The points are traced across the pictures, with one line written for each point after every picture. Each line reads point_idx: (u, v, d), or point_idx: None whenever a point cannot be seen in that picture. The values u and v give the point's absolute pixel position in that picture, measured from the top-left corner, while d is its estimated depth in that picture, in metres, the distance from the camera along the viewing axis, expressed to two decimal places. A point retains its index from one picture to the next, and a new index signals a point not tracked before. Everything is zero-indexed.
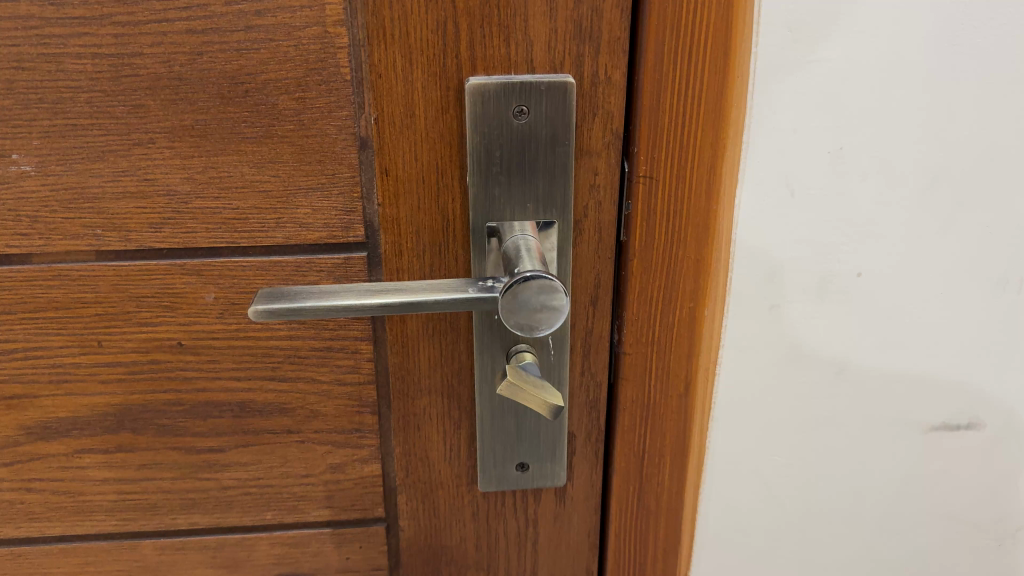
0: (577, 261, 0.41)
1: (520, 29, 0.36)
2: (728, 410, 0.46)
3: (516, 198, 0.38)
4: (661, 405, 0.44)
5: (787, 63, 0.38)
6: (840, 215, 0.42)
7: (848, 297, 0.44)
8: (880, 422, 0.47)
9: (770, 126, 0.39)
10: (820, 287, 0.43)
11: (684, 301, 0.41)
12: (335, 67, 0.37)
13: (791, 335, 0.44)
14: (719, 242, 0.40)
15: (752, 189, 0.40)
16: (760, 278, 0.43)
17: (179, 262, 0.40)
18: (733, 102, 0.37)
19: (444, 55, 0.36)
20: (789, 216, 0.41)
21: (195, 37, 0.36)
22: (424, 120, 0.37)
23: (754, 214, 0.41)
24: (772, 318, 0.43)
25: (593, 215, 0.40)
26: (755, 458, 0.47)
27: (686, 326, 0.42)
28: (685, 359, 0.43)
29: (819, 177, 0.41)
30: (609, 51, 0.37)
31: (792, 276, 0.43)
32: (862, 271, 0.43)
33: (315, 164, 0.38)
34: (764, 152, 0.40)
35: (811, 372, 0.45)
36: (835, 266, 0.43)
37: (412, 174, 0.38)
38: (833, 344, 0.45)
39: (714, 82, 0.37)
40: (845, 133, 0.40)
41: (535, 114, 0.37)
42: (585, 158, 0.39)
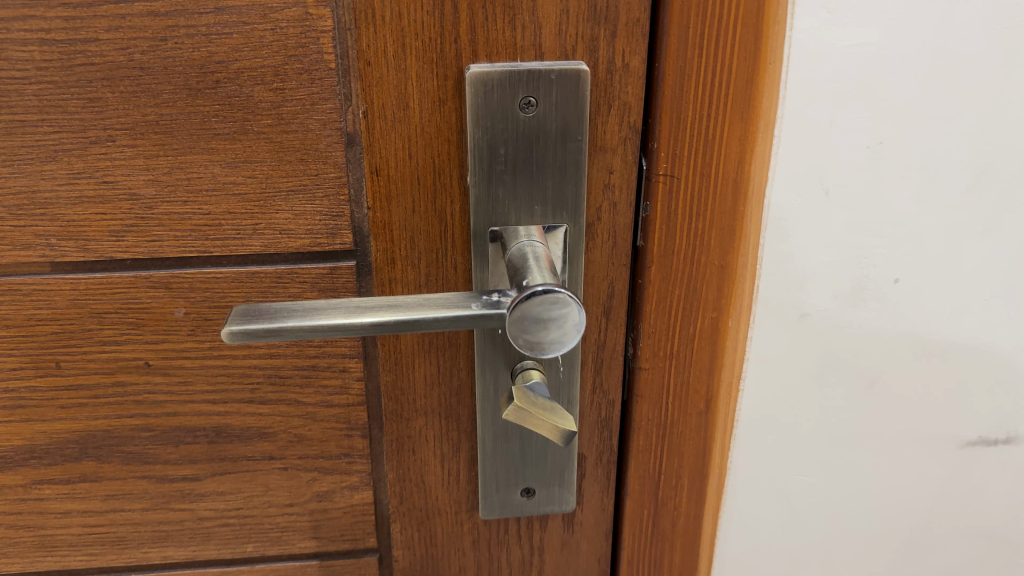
0: (590, 269, 0.37)
1: (527, 10, 0.32)
2: (751, 429, 0.42)
3: (523, 200, 0.35)
4: (680, 423, 0.41)
5: (824, 47, 0.34)
6: (878, 217, 0.38)
7: (883, 306, 0.40)
8: (913, 440, 0.43)
9: (804, 118, 0.35)
10: (854, 294, 0.39)
11: (706, 311, 0.38)
12: (317, 53, 0.32)
13: (820, 347, 0.40)
14: (746, 246, 0.37)
15: (782, 189, 0.36)
16: (789, 286, 0.39)
17: (144, 275, 0.35)
18: (765, 91, 0.34)
19: (442, 39, 0.32)
20: (822, 218, 0.37)
21: (157, 21, 0.31)
22: (418, 112, 0.33)
23: (784, 217, 0.37)
24: (801, 330, 0.40)
25: (607, 217, 0.36)
26: (780, 479, 0.43)
27: (707, 338, 0.39)
28: (706, 374, 0.39)
29: (856, 175, 0.36)
30: (628, 35, 0.33)
31: (824, 282, 0.39)
32: (899, 276, 0.39)
33: (296, 163, 0.34)
34: (796, 147, 0.36)
35: (842, 386, 0.41)
36: (870, 272, 0.39)
37: (406, 174, 0.34)
38: (865, 356, 0.41)
39: (743, 69, 0.33)
40: (885, 125, 0.36)
41: (544, 106, 0.33)
42: (599, 154, 0.35)
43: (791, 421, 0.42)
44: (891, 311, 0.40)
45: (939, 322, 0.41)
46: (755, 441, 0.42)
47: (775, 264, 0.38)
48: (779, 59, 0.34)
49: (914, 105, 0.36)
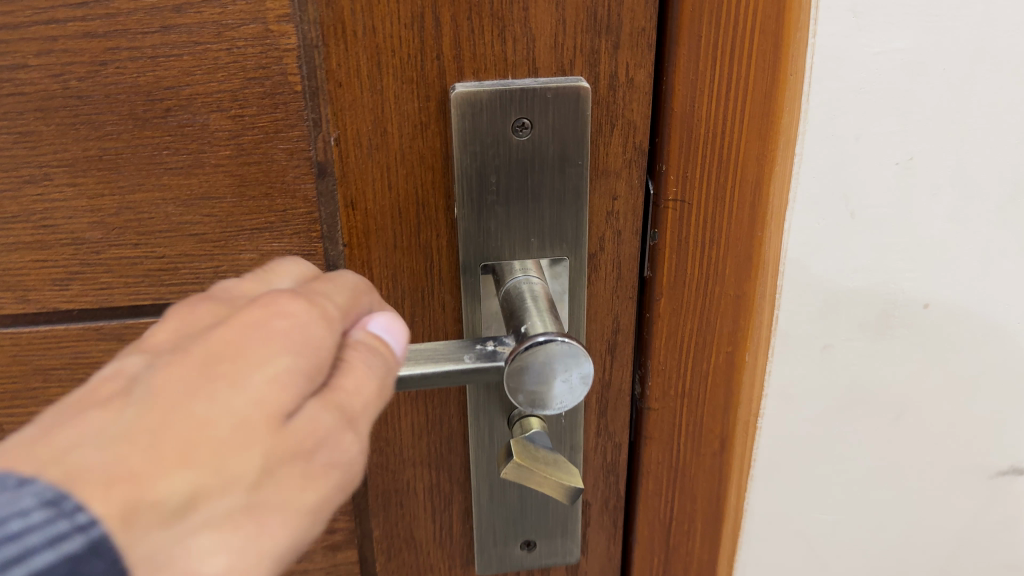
0: (593, 303, 0.34)
1: (518, 21, 0.28)
2: (768, 468, 0.38)
3: (517, 233, 0.31)
4: (693, 465, 0.37)
5: (849, 56, 0.30)
6: (906, 239, 0.34)
7: (912, 333, 0.36)
8: (945, 473, 0.40)
9: (827, 135, 0.32)
10: (880, 323, 0.36)
11: (720, 346, 0.35)
12: (281, 74, 0.28)
13: (844, 379, 0.37)
14: (764, 275, 0.33)
15: (803, 213, 0.33)
16: (813, 315, 0.35)
17: (94, 326, 0.31)
18: (785, 107, 0.30)
19: (422, 56, 0.28)
20: (847, 241, 0.34)
21: (96, 43, 0.27)
22: (397, 138, 0.29)
23: (805, 241, 0.33)
24: (824, 363, 0.36)
25: (611, 247, 0.33)
26: (800, 517, 0.40)
27: (722, 376, 0.35)
28: (721, 415, 0.36)
29: (884, 194, 0.33)
30: (632, 46, 0.29)
31: (850, 310, 0.35)
32: (929, 301, 0.36)
33: (260, 198, 0.30)
34: (819, 165, 0.32)
35: (866, 418, 0.38)
36: (897, 297, 0.35)
37: (385, 207, 0.31)
38: (891, 386, 0.38)
39: (762, 81, 0.30)
40: (915, 139, 0.32)
41: (540, 129, 0.30)
42: (600, 179, 0.31)
43: (813, 458, 0.39)
44: (922, 339, 0.37)
45: (975, 347, 0.37)
46: (775, 483, 0.39)
47: (797, 293, 0.34)
48: (801, 70, 0.30)
49: (947, 117, 0.32)
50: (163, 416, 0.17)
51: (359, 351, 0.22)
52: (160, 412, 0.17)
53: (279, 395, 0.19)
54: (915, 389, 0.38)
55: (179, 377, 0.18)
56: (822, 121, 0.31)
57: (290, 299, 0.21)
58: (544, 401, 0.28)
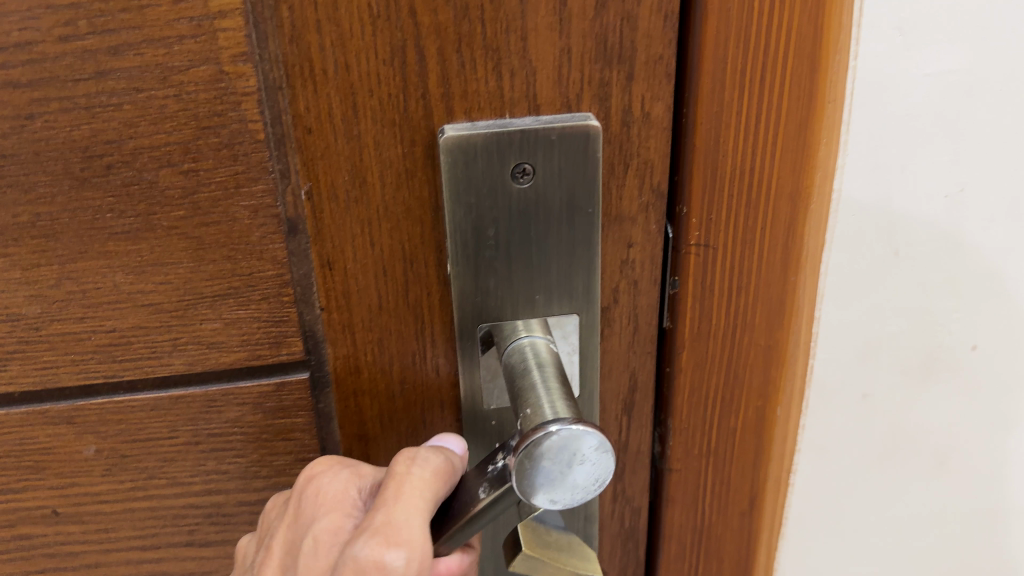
0: (605, 361, 0.30)
1: (515, 52, 0.24)
2: (800, 523, 0.35)
3: (521, 290, 0.27)
4: (718, 525, 0.33)
5: (897, 79, 0.27)
6: (955, 277, 0.31)
7: (958, 377, 0.33)
8: (986, 520, 0.37)
9: (868, 167, 0.28)
10: (923, 368, 0.32)
11: (750, 401, 0.31)
12: (240, 121, 0.24)
13: (884, 428, 0.33)
14: (798, 323, 0.30)
15: (842, 253, 0.29)
16: (852, 361, 0.32)
17: (40, 409, 0.28)
18: (822, 139, 0.27)
19: (406, 95, 0.24)
20: (889, 282, 0.30)
21: (20, 94, 0.23)
22: (379, 189, 0.25)
23: (843, 284, 0.30)
24: (863, 412, 0.33)
25: (626, 298, 0.29)
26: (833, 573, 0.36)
27: (752, 432, 0.31)
28: (750, 473, 0.32)
29: (931, 231, 0.30)
30: (648, 76, 0.25)
31: (892, 354, 0.32)
32: (977, 343, 0.32)
33: (221, 261, 0.26)
34: (860, 202, 0.28)
35: (909, 467, 0.34)
36: (944, 340, 0.32)
37: (367, 265, 0.27)
38: (936, 433, 0.34)
39: (796, 112, 0.26)
40: (966, 170, 0.29)
41: (543, 175, 0.26)
42: (611, 226, 0.27)
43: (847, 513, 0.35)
44: (968, 383, 0.33)
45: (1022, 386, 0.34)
46: (805, 539, 0.35)
47: (833, 339, 0.31)
48: (839, 98, 0.26)
49: (1002, 142, 0.29)
50: None
51: (406, 505, 0.25)
52: None
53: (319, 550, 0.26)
54: (960, 437, 0.34)
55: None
56: (864, 154, 0.28)
57: (330, 496, 0.26)
58: (576, 487, 0.24)
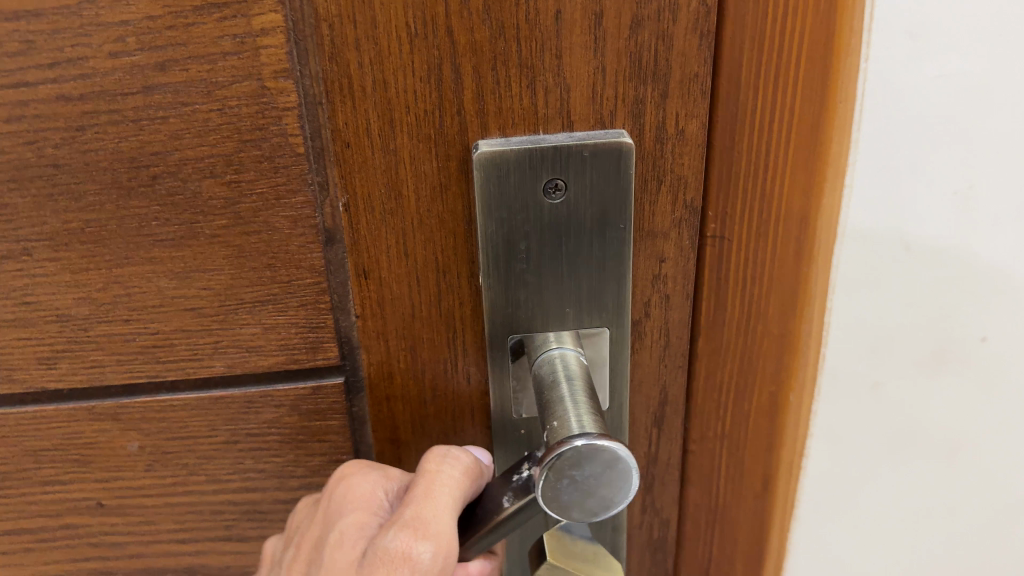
0: (636, 374, 0.30)
1: (550, 69, 0.25)
2: (815, 547, 0.31)
3: (552, 303, 0.27)
4: (733, 510, 0.32)
5: (910, 78, 0.24)
6: (979, 278, 0.27)
7: (987, 391, 0.29)
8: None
9: (875, 159, 0.25)
10: (946, 380, 0.29)
11: (763, 386, 0.29)
12: (280, 135, 0.25)
13: (903, 447, 0.30)
14: (812, 321, 0.27)
15: (854, 254, 0.27)
16: (864, 372, 0.29)
17: (86, 405, 0.29)
18: (834, 136, 0.25)
19: (441, 111, 0.25)
20: (906, 285, 0.27)
21: (71, 107, 0.24)
22: (414, 201, 0.26)
23: (852, 285, 0.27)
24: (876, 427, 0.29)
25: (657, 312, 0.29)
26: None
27: (764, 425, 0.29)
28: (762, 475, 0.30)
29: (950, 228, 0.26)
30: (683, 93, 0.26)
31: (908, 364, 0.28)
32: (1003, 350, 0.29)
33: (261, 269, 0.27)
34: (866, 196, 0.26)
35: (936, 493, 0.31)
36: (970, 349, 0.28)
37: (401, 275, 0.27)
38: (964, 454, 0.30)
39: (812, 128, 0.25)
40: (989, 159, 0.26)
41: (575, 191, 0.26)
42: (644, 241, 0.28)
43: (866, 545, 0.32)
44: (1001, 398, 0.29)
45: None
46: (817, 570, 0.32)
47: (844, 349, 0.28)
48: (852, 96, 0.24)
49: None
50: None
51: (438, 504, 0.26)
52: None
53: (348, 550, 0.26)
54: (996, 467, 0.30)
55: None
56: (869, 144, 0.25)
57: (357, 495, 0.27)
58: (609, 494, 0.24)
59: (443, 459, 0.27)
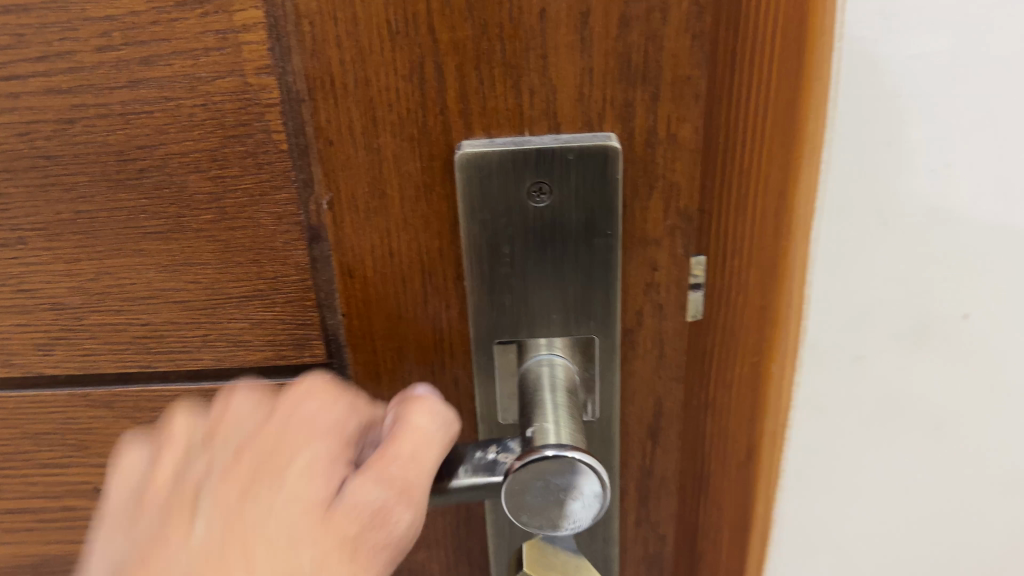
0: (629, 385, 0.29)
1: (535, 70, 0.24)
2: (795, 506, 0.33)
3: (538, 307, 0.27)
4: (720, 496, 0.31)
5: (885, 65, 0.25)
6: (956, 252, 0.28)
7: (964, 357, 0.30)
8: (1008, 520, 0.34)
9: (850, 136, 0.26)
10: (924, 348, 0.30)
11: (744, 357, 0.29)
12: (264, 131, 0.25)
13: (881, 415, 0.31)
14: (791, 286, 0.28)
15: (828, 227, 0.28)
16: (842, 341, 0.30)
17: (81, 392, 0.29)
18: (812, 110, 0.25)
19: (424, 110, 0.25)
20: (883, 258, 0.28)
21: (60, 100, 0.25)
22: (399, 202, 0.26)
23: (829, 256, 0.28)
24: (855, 394, 0.31)
25: (651, 322, 0.28)
26: (838, 560, 0.35)
27: (747, 396, 0.29)
28: (746, 447, 0.30)
29: (925, 203, 0.27)
30: (674, 96, 0.25)
31: (885, 333, 0.30)
32: (978, 318, 0.30)
33: (247, 264, 0.27)
34: (841, 172, 0.27)
35: (914, 455, 0.32)
36: (947, 319, 0.29)
37: (387, 275, 0.27)
38: (942, 419, 0.31)
39: (783, 123, 0.25)
40: (964, 137, 0.26)
41: (560, 195, 0.25)
42: (635, 249, 0.27)
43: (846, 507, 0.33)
44: (977, 361, 0.30)
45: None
46: (804, 527, 0.34)
47: (822, 318, 0.29)
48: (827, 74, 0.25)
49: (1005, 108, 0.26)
50: (220, 518, 0.23)
51: (422, 471, 0.24)
52: (216, 515, 0.23)
53: (312, 484, 0.24)
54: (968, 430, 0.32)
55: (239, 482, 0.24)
56: (844, 125, 0.26)
57: (322, 423, 0.25)
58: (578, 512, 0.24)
59: (431, 421, 0.25)
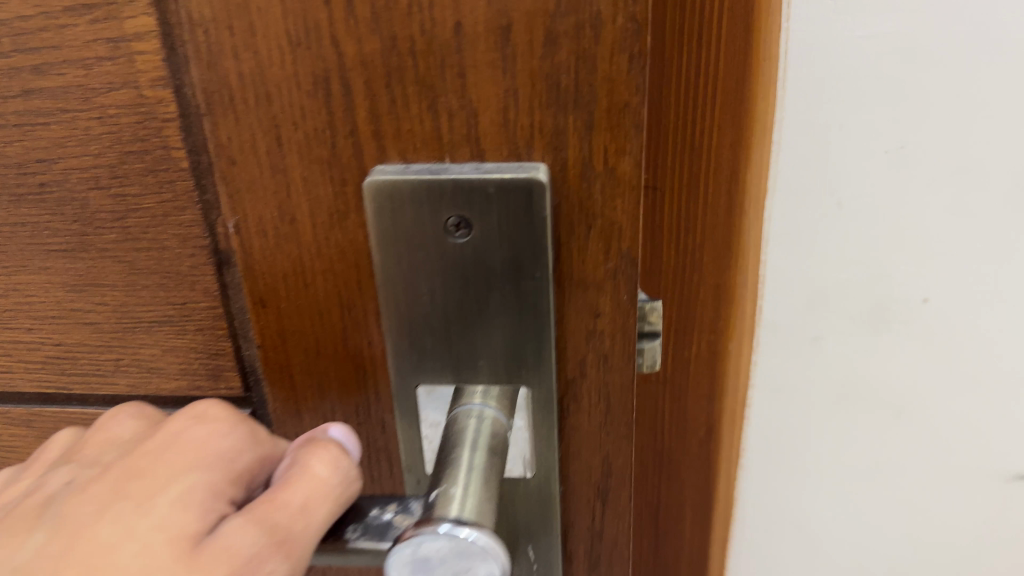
0: (573, 439, 0.26)
1: (454, 90, 0.22)
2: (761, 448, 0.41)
3: (463, 350, 0.24)
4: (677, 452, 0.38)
5: (833, 52, 0.30)
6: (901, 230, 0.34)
7: (912, 326, 0.37)
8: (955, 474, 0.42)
9: (806, 125, 0.32)
10: (874, 316, 0.36)
11: (703, 333, 0.34)
12: (163, 146, 0.23)
13: (840, 375, 0.38)
14: (745, 262, 0.33)
15: (787, 204, 0.34)
16: (800, 302, 0.36)
17: (5, 408, 0.30)
18: (761, 93, 0.30)
19: (332, 131, 0.22)
20: (837, 231, 0.34)
21: None
22: (310, 229, 0.24)
23: (787, 228, 0.34)
24: (813, 350, 0.37)
25: (596, 372, 0.25)
26: (796, 501, 0.43)
27: (705, 363, 0.35)
28: (705, 403, 0.36)
29: (874, 186, 0.33)
30: (612, 124, 0.22)
31: (840, 300, 0.36)
32: (928, 296, 0.36)
33: (154, 287, 0.25)
34: (799, 156, 0.33)
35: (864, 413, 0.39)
36: (892, 292, 0.36)
37: (301, 308, 0.25)
38: (889, 382, 0.38)
39: (728, 125, 0.30)
40: (909, 132, 0.32)
41: (482, 230, 0.23)
42: (575, 292, 0.24)
43: (803, 452, 0.41)
44: (921, 330, 0.37)
45: (997, 357, 0.38)
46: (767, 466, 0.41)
47: (782, 282, 0.36)
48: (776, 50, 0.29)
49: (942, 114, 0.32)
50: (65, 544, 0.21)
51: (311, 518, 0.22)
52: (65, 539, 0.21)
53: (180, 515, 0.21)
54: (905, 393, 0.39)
55: (96, 500, 0.21)
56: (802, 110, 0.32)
57: (211, 452, 0.22)
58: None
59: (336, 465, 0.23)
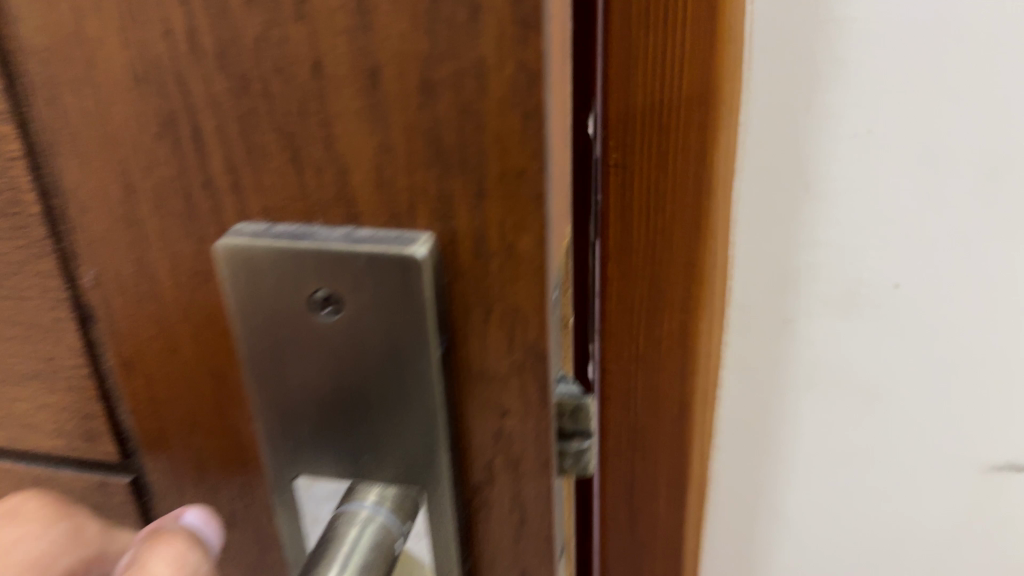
0: (483, 548, 0.22)
1: (320, 144, 0.18)
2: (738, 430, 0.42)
3: (341, 441, 0.20)
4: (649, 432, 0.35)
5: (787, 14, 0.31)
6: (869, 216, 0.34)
7: (882, 314, 0.37)
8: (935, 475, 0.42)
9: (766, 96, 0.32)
10: (845, 303, 0.37)
11: (674, 311, 0.32)
12: (12, 186, 0.20)
13: (810, 357, 0.39)
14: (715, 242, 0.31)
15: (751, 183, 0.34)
16: (770, 287, 0.37)
17: None
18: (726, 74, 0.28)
19: (184, 181, 0.19)
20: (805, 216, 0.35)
21: None
22: (171, 291, 0.20)
23: (751, 207, 0.35)
24: (787, 334, 0.38)
25: (504, 478, 0.21)
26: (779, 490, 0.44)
27: (678, 341, 0.33)
28: (678, 383, 0.34)
29: (839, 171, 0.33)
30: (509, 192, 0.17)
31: (813, 288, 0.37)
32: (900, 282, 0.36)
33: (19, 337, 0.22)
34: (759, 128, 0.33)
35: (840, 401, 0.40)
36: (862, 278, 0.36)
37: (171, 374, 0.22)
38: (860, 370, 0.39)
39: (697, 118, 0.28)
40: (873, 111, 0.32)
41: (354, 309, 0.19)
42: (474, 386, 0.20)
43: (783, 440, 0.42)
44: (892, 315, 0.37)
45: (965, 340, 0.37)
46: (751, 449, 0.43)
47: (751, 263, 0.37)
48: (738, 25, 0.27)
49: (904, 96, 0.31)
50: None
51: None
52: None
53: None
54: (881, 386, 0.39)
55: None
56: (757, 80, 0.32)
57: None
58: None
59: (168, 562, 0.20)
